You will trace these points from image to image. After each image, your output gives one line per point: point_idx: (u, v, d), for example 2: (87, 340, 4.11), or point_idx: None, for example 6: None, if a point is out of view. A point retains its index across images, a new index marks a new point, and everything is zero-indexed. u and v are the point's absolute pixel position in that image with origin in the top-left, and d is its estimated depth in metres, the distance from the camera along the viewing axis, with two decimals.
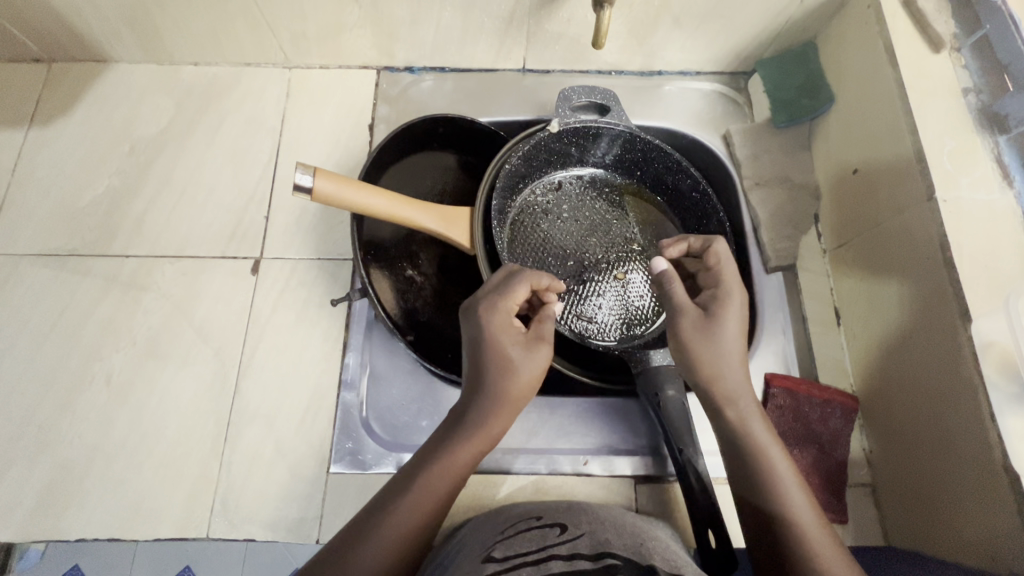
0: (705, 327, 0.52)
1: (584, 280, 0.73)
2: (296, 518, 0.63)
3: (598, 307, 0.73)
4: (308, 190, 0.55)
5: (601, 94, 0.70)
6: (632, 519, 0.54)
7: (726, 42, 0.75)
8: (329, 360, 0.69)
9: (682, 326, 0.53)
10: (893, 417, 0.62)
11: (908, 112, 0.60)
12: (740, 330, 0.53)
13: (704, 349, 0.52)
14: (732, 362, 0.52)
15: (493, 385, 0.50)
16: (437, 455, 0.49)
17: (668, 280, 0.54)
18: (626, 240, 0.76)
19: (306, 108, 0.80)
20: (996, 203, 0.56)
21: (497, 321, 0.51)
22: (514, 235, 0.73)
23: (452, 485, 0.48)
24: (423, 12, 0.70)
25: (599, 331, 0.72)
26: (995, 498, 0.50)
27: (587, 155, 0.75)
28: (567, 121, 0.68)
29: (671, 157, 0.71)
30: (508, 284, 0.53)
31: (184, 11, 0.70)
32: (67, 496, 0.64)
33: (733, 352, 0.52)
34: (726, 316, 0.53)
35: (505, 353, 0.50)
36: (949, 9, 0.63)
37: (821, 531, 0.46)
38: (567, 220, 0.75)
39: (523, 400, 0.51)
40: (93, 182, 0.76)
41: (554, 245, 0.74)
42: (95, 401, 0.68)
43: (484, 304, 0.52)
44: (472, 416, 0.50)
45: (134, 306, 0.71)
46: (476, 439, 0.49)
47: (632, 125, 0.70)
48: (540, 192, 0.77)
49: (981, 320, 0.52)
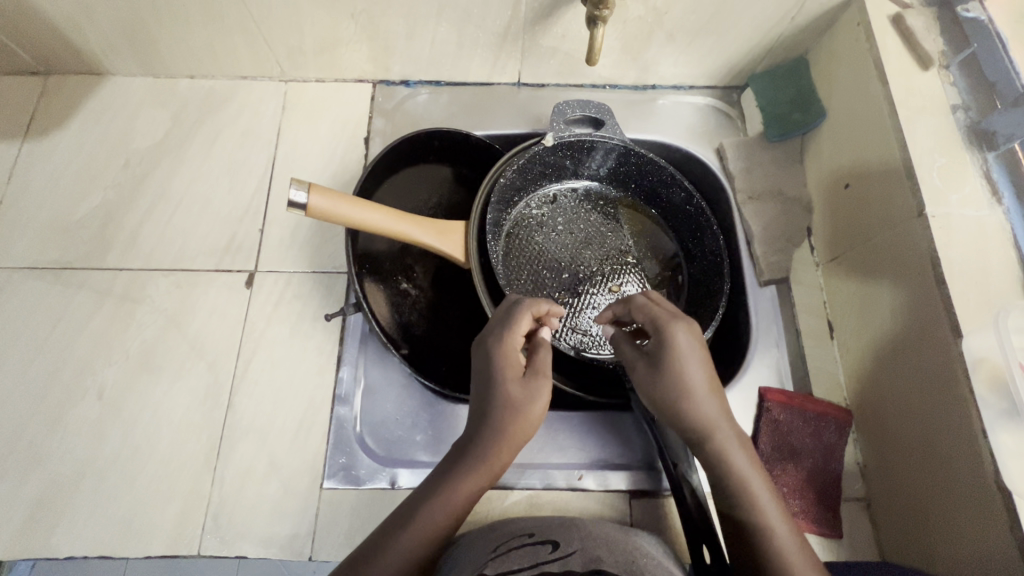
0: (655, 373, 0.50)
1: (578, 293, 0.73)
2: (289, 535, 0.63)
3: (592, 319, 0.73)
4: (302, 206, 0.55)
5: (596, 108, 0.70)
6: (626, 534, 0.54)
7: (719, 57, 0.76)
8: (322, 374, 0.69)
9: (639, 384, 0.51)
10: (886, 432, 0.62)
11: (898, 129, 0.61)
12: (701, 364, 0.49)
13: (662, 396, 0.49)
14: (694, 402, 0.48)
15: (498, 417, 0.49)
16: (438, 486, 0.48)
17: (618, 344, 0.55)
18: (621, 253, 0.76)
19: (302, 121, 0.81)
20: (985, 220, 0.56)
21: (504, 353, 0.52)
22: (509, 249, 0.73)
23: (453, 518, 0.47)
24: (419, 27, 0.70)
25: (594, 344, 0.71)
26: (989, 515, 0.50)
27: (581, 168, 0.76)
28: (560, 135, 0.68)
29: (666, 171, 0.71)
30: (511, 317, 0.54)
31: (181, 25, 0.71)
32: (58, 512, 0.63)
33: (694, 393, 0.48)
34: (669, 356, 0.49)
35: (506, 388, 0.50)
36: (938, 28, 0.65)
37: (804, 561, 0.44)
38: (561, 233, 0.76)
39: (530, 432, 0.50)
40: (89, 194, 0.76)
41: (549, 257, 0.74)
42: (87, 415, 0.67)
43: (491, 339, 0.53)
44: (476, 448, 0.49)
45: (128, 319, 0.71)
46: (479, 470, 0.48)
47: (627, 139, 0.70)
48: (535, 205, 0.77)
49: (971, 336, 0.53)
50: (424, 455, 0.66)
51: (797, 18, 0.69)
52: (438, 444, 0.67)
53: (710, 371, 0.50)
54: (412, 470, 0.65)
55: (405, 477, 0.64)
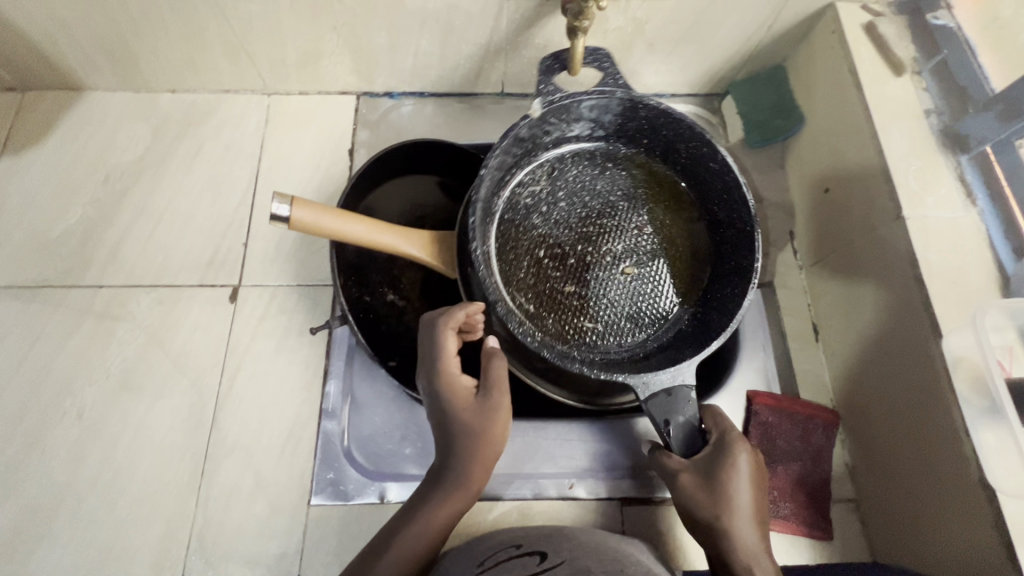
0: (701, 490, 0.48)
1: (587, 283, 0.62)
2: (277, 554, 0.62)
3: (607, 310, 0.62)
4: (285, 219, 0.53)
5: (592, 56, 0.58)
6: (615, 542, 0.54)
7: (700, 66, 0.77)
8: (309, 389, 0.68)
9: (679, 495, 0.49)
10: (873, 431, 0.63)
11: (875, 135, 0.62)
12: (752, 486, 0.48)
13: (702, 508, 0.48)
14: (731, 522, 0.47)
15: (462, 444, 0.50)
16: (418, 511, 0.50)
17: (664, 454, 0.52)
18: (633, 227, 0.64)
19: (285, 135, 0.80)
20: (961, 221, 0.58)
21: (448, 382, 0.51)
22: (506, 241, 0.63)
23: (433, 542, 0.50)
24: (401, 39, 0.70)
25: (609, 341, 0.61)
26: (973, 511, 0.51)
27: (579, 126, 0.63)
28: (549, 102, 0.57)
29: (684, 123, 0.58)
30: (438, 342, 0.51)
31: (160, 40, 0.70)
32: (38, 537, 0.62)
33: (737, 517, 0.47)
34: (724, 469, 0.48)
35: (460, 420, 0.50)
36: (909, 34, 0.66)
37: None
38: (565, 211, 0.64)
39: (498, 451, 0.51)
40: (67, 212, 0.75)
41: (550, 242, 0.63)
42: (66, 437, 0.66)
43: (431, 371, 0.51)
44: (449, 476, 0.51)
45: (108, 337, 0.70)
46: (454, 496, 0.51)
47: (633, 89, 0.57)
48: (531, 180, 0.65)
49: (951, 335, 0.53)
50: (414, 469, 0.65)
51: (774, 27, 0.70)
52: (428, 456, 0.66)
53: (759, 495, 0.49)
54: (401, 484, 0.64)
55: (394, 491, 0.64)
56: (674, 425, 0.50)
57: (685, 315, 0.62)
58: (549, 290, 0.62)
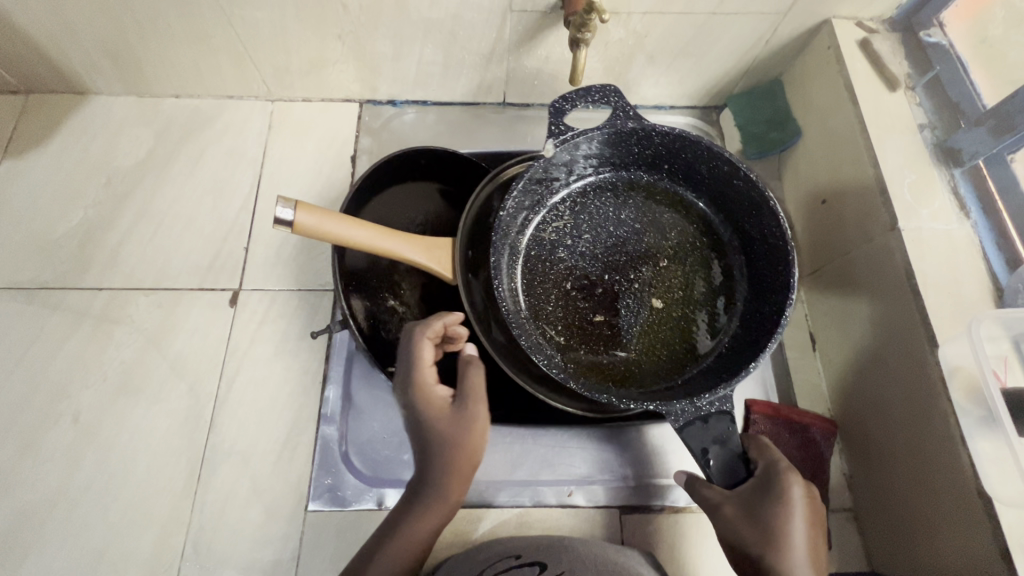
0: (749, 521, 0.45)
1: (617, 310, 0.62)
2: (272, 560, 0.62)
3: (639, 337, 0.62)
4: (288, 223, 0.53)
5: (600, 94, 0.58)
6: (615, 554, 0.54)
7: (699, 79, 0.79)
8: (308, 394, 0.68)
9: (723, 527, 0.46)
10: (872, 444, 0.63)
11: (870, 148, 0.63)
12: (806, 524, 0.45)
13: (748, 541, 0.45)
14: (783, 559, 0.43)
15: (440, 454, 0.49)
16: (404, 520, 0.50)
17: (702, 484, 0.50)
18: (659, 252, 0.65)
19: (288, 141, 0.81)
20: (954, 233, 0.59)
21: (423, 392, 0.50)
22: (532, 277, 0.64)
23: (417, 551, 0.50)
24: (404, 48, 0.71)
25: (643, 371, 0.61)
26: (975, 523, 0.51)
27: (595, 162, 0.64)
28: (562, 141, 0.58)
29: (700, 144, 0.58)
30: (412, 351, 0.50)
31: (164, 45, 0.71)
32: (29, 542, 0.61)
33: (792, 557, 0.43)
34: (776, 502, 0.45)
35: (434, 431, 0.49)
36: (901, 52, 0.68)
37: None
38: (589, 242, 0.65)
39: (477, 459, 0.50)
40: (68, 214, 0.75)
41: (576, 274, 0.64)
42: (61, 440, 0.65)
43: (405, 380, 0.51)
44: (429, 486, 0.50)
45: (105, 339, 0.69)
46: (437, 506, 0.50)
47: (643, 118, 0.58)
48: (552, 216, 0.66)
49: (947, 345, 0.54)
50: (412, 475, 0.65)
51: (770, 42, 0.72)
52: None
53: (814, 536, 0.45)
54: (399, 489, 0.64)
55: (392, 497, 0.64)
56: (713, 453, 0.49)
57: (723, 340, 0.62)
58: (580, 322, 0.62)
